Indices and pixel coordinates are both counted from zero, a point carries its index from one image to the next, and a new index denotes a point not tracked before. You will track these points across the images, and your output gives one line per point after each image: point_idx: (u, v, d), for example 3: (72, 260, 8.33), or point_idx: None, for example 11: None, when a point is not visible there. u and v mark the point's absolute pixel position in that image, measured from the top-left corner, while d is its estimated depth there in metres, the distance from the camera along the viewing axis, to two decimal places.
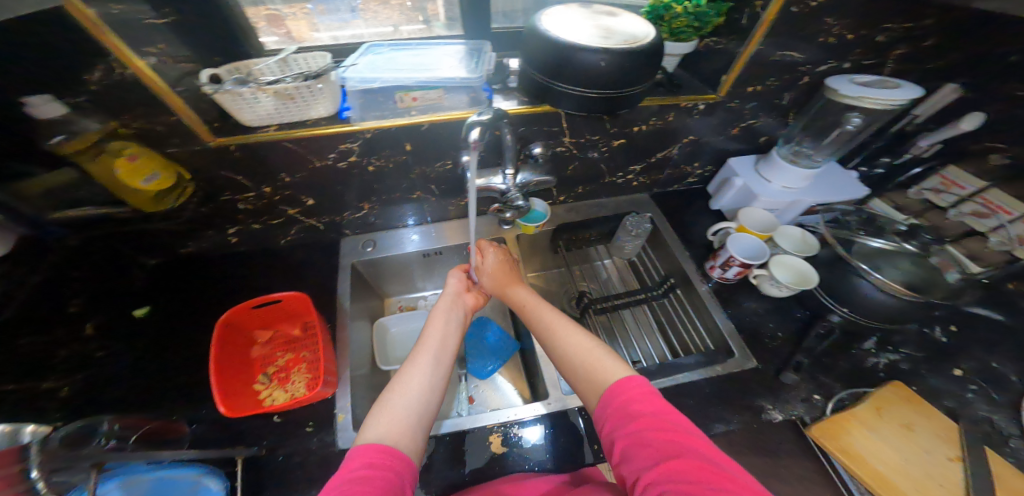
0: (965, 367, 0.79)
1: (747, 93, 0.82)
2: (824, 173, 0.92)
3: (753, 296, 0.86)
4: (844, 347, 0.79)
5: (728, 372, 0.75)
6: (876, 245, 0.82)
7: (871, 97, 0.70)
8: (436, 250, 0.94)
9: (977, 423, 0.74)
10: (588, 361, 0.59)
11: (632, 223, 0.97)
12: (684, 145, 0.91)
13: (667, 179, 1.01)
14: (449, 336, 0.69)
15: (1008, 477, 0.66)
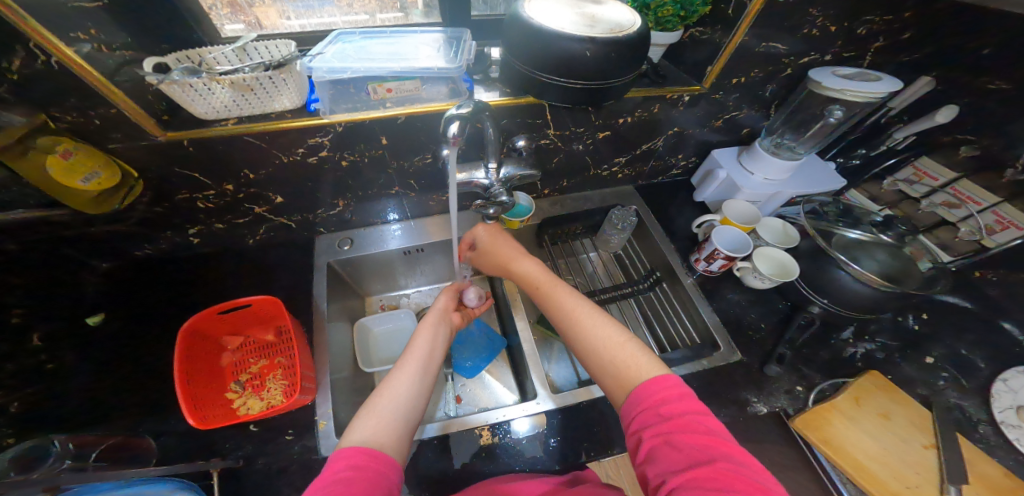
0: (936, 355, 0.80)
1: (731, 85, 0.81)
2: (805, 165, 0.93)
3: (735, 289, 0.86)
4: (824, 337, 0.80)
5: (714, 366, 0.76)
6: (853, 237, 0.83)
7: (852, 90, 0.69)
8: (417, 247, 0.91)
9: (948, 409, 0.73)
10: (617, 356, 0.57)
11: (619, 217, 0.96)
12: (668, 137, 0.89)
13: (652, 171, 0.99)
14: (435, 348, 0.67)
15: (979, 462, 0.66)
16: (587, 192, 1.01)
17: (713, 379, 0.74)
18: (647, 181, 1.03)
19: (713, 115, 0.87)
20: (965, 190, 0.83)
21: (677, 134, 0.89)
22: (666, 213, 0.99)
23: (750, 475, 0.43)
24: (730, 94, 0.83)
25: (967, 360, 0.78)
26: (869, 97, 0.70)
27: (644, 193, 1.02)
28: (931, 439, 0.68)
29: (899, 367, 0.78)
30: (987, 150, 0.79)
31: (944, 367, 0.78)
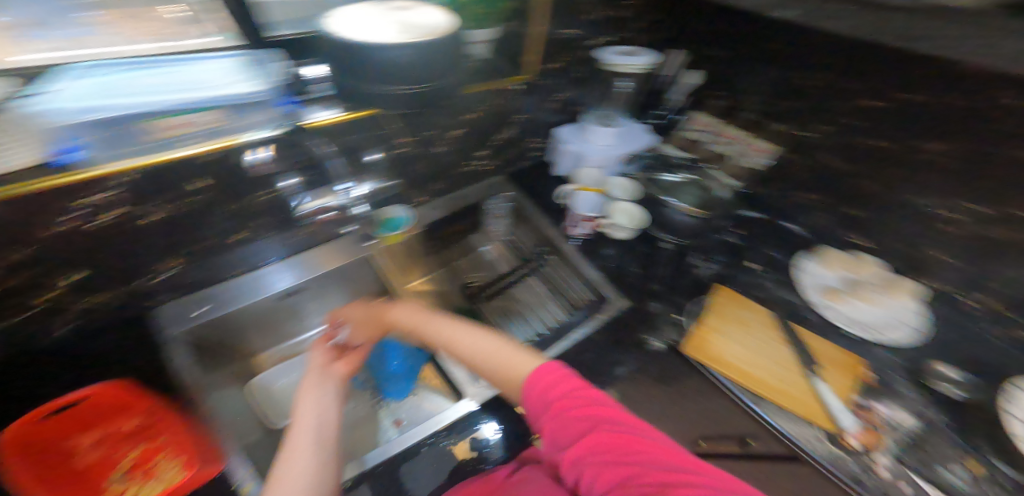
0: (754, 261, 0.97)
1: (550, 70, 0.94)
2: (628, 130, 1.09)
3: (610, 244, 0.95)
4: (682, 268, 0.92)
5: (611, 316, 0.81)
6: (673, 179, 1.00)
7: None
8: (301, 286, 0.84)
9: (781, 303, 0.90)
10: (497, 359, 0.62)
11: (493, 205, 1.01)
12: (516, 125, 0.99)
13: (513, 157, 1.06)
14: (324, 411, 0.62)
15: (809, 338, 0.84)
16: (464, 189, 1.01)
17: (608, 330, 0.82)
18: (513, 168, 1.08)
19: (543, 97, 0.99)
20: (732, 132, 1.02)
21: (521, 120, 0.99)
22: (535, 194, 1.05)
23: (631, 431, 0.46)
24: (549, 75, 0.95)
25: (783, 262, 0.97)
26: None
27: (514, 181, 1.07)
28: (779, 332, 0.85)
29: (737, 279, 0.94)
30: None
31: (770, 271, 0.95)
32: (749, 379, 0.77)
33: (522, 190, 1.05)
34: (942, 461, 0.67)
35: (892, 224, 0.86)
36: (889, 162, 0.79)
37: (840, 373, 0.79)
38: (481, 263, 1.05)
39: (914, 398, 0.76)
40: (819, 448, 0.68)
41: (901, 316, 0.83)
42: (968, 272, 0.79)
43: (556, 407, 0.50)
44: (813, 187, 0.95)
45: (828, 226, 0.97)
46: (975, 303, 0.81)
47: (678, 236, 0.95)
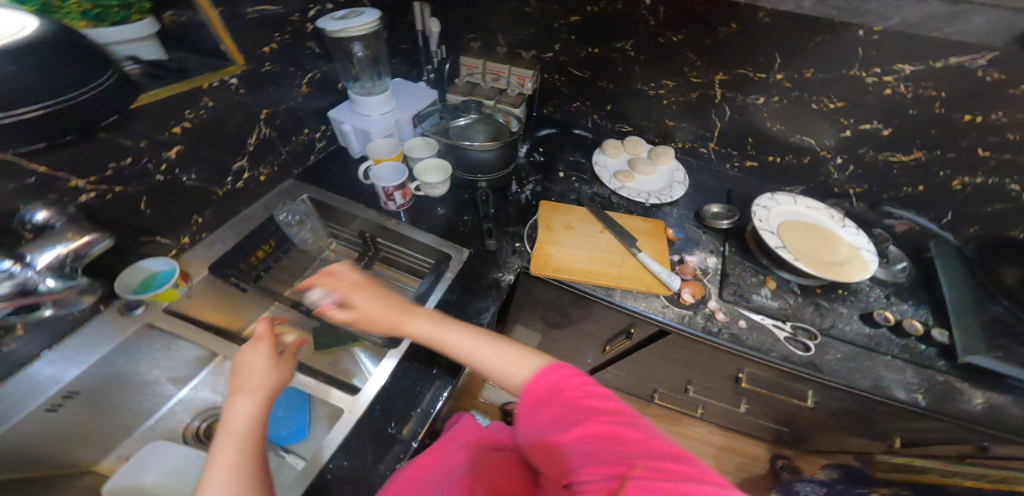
0: (564, 169, 1.05)
1: (271, 54, 0.82)
2: (401, 89, 1.01)
3: (437, 203, 0.93)
4: (503, 199, 0.95)
5: (457, 271, 0.83)
6: (462, 123, 0.97)
7: (351, 27, 0.75)
8: (72, 391, 0.70)
9: (596, 199, 0.99)
10: (497, 362, 0.59)
11: (284, 215, 0.90)
12: (267, 121, 0.87)
13: (293, 156, 0.96)
14: (245, 438, 0.54)
15: (627, 222, 0.94)
16: (246, 210, 0.89)
17: (461, 278, 0.83)
18: (301, 167, 0.99)
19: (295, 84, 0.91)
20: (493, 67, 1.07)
21: (274, 113, 0.88)
22: (332, 185, 0.96)
23: (608, 413, 0.46)
24: (293, 60, 0.88)
25: (583, 164, 1.07)
26: (371, 26, 0.78)
27: (304, 180, 0.97)
28: (602, 223, 0.93)
29: (554, 189, 0.99)
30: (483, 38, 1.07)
31: (573, 174, 1.04)
32: (595, 275, 0.84)
33: (315, 186, 0.96)
34: (748, 285, 0.90)
35: (638, 113, 1.10)
36: (614, 64, 1.01)
37: (654, 241, 0.92)
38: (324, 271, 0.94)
39: (704, 238, 0.97)
40: (672, 315, 0.85)
41: (666, 179, 1.06)
42: (695, 128, 1.09)
43: (535, 405, 0.50)
44: (577, 98, 1.11)
45: (598, 127, 1.16)
46: (706, 149, 1.12)
47: (486, 172, 0.93)
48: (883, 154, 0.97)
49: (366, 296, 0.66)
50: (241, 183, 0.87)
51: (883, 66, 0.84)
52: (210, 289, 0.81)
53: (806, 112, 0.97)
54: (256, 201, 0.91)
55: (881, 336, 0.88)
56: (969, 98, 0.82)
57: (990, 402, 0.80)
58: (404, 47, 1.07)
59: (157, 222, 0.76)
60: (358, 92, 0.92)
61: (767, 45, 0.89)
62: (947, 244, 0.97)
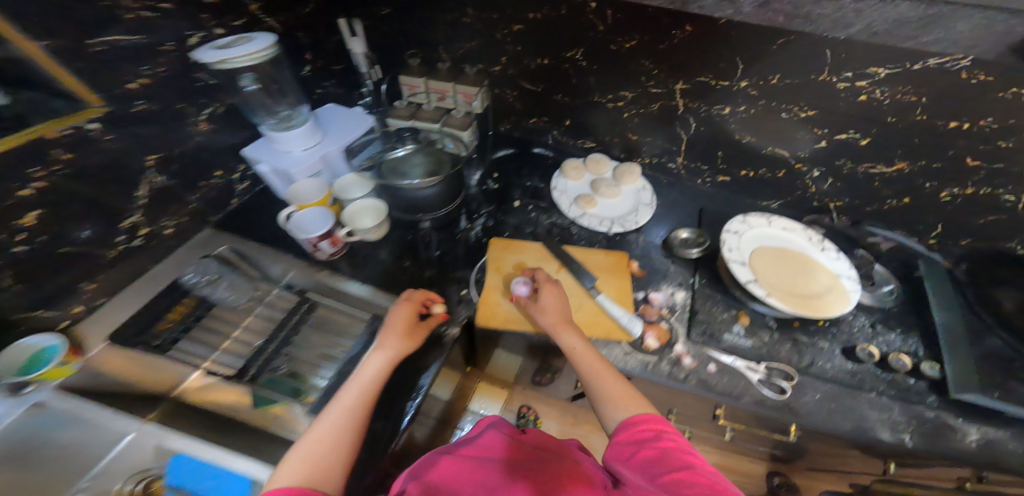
0: (519, 196, 0.95)
1: (142, 89, 0.70)
2: (328, 116, 0.89)
3: (377, 247, 0.84)
4: (449, 237, 0.86)
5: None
6: (400, 155, 0.87)
7: (239, 56, 0.64)
8: None
9: (553, 231, 0.91)
10: (614, 390, 0.63)
11: (193, 275, 0.78)
12: (159, 167, 0.76)
13: (206, 202, 0.86)
14: (350, 417, 0.56)
15: (584, 256, 0.87)
16: (153, 267, 0.78)
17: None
18: (220, 213, 0.89)
19: (204, 120, 0.82)
20: (434, 86, 0.96)
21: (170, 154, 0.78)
22: (257, 233, 0.87)
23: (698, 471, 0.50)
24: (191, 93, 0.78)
25: (541, 190, 0.98)
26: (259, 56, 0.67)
27: (226, 228, 0.87)
28: (559, 261, 0.85)
29: (507, 222, 0.90)
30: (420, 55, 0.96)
31: (529, 202, 0.95)
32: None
33: (238, 235, 0.87)
34: (718, 322, 0.83)
35: (601, 126, 1.00)
36: (567, 76, 0.91)
37: (615, 277, 0.84)
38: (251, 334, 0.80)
39: (672, 269, 0.89)
40: (633, 363, 0.77)
41: (632, 201, 0.97)
42: (660, 142, 0.99)
43: (636, 452, 0.55)
44: (532, 115, 1.01)
45: (559, 144, 1.06)
46: (675, 165, 1.03)
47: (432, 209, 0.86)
48: (863, 166, 0.88)
49: (548, 293, 0.74)
50: (140, 238, 0.77)
51: (852, 71, 0.73)
52: (113, 361, 0.69)
53: (775, 122, 0.86)
54: (167, 256, 0.80)
55: (865, 372, 0.80)
56: (952, 103, 0.71)
57: (985, 438, 0.73)
58: (336, 67, 0.98)
59: (26, 300, 0.64)
60: (277, 127, 0.81)
61: (726, 50, 0.77)
62: (936, 265, 0.89)
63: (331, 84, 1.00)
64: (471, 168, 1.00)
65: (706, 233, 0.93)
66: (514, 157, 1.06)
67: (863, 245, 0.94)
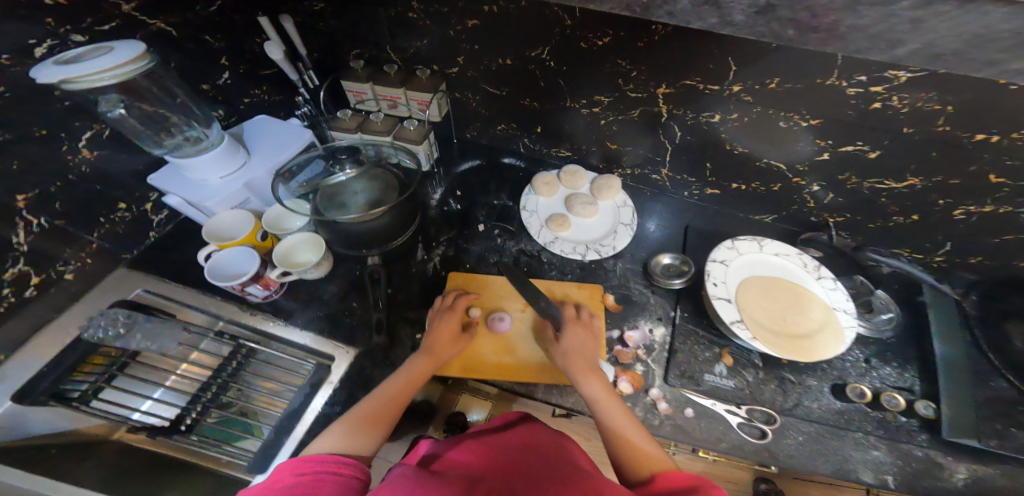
0: (485, 218, 0.90)
1: None
2: (255, 133, 0.78)
3: (326, 282, 0.79)
4: (403, 272, 0.80)
5: (341, 376, 0.69)
6: (342, 178, 0.80)
7: (109, 66, 0.52)
8: None
9: (516, 260, 0.85)
10: (625, 436, 0.58)
11: (98, 329, 0.69)
12: (38, 208, 0.63)
13: (114, 240, 0.75)
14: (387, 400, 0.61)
15: (553, 288, 0.80)
16: (58, 317, 0.68)
17: (346, 384, 0.68)
18: (137, 249, 0.79)
19: (101, 146, 0.69)
20: (383, 92, 0.90)
21: (61, 186, 0.65)
22: (185, 272, 0.79)
23: None
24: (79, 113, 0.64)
25: (511, 209, 0.92)
26: (119, 75, 0.54)
27: (146, 266, 0.78)
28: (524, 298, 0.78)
29: (470, 250, 0.85)
30: (369, 55, 0.88)
31: (495, 224, 0.89)
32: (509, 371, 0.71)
33: (163, 274, 0.78)
34: (700, 362, 0.75)
35: (578, 134, 0.91)
36: (535, 78, 0.81)
37: (587, 317, 0.78)
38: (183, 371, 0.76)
39: (652, 301, 0.81)
40: None
41: (610, 220, 0.91)
42: (642, 151, 0.89)
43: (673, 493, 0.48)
44: (501, 121, 0.95)
45: (531, 151, 1.00)
46: (659, 175, 0.93)
47: (379, 241, 0.82)
48: (870, 181, 0.75)
49: (572, 335, 0.69)
50: (33, 288, 0.65)
51: (869, 74, 0.59)
52: (27, 417, 0.61)
53: (774, 130, 0.73)
54: (74, 305, 0.70)
55: (855, 411, 0.72)
56: (980, 113, 0.58)
57: (971, 476, 0.66)
58: (267, 71, 0.89)
59: None
60: (182, 151, 0.69)
61: (716, 48, 0.64)
62: (942, 295, 0.80)
63: (265, 90, 0.91)
64: (432, 184, 0.94)
65: (690, 258, 0.86)
66: (477, 170, 0.99)
67: (864, 271, 0.85)
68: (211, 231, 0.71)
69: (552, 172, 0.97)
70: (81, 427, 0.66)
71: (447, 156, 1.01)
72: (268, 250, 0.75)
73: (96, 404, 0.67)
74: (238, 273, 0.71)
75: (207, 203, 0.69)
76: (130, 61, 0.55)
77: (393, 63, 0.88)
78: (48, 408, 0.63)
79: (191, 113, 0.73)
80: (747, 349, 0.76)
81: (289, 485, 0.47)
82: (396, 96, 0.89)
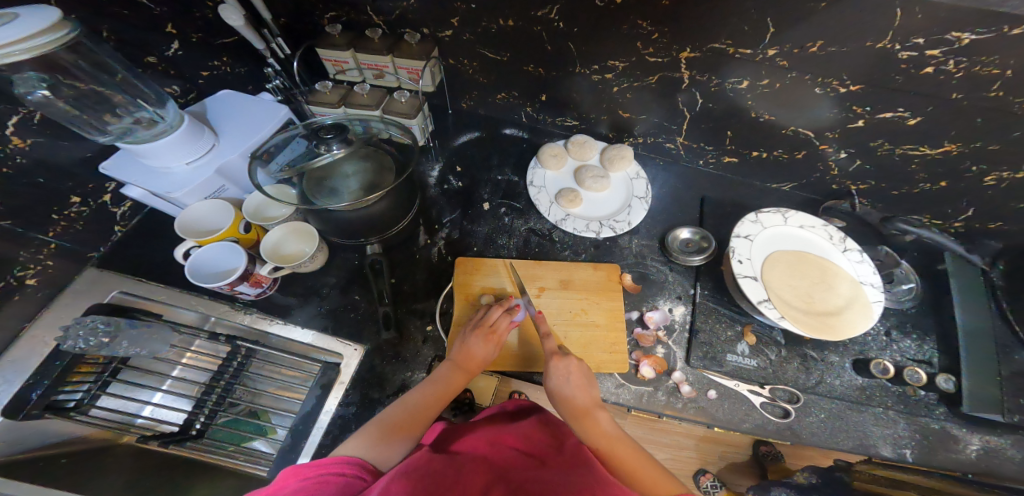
0: (489, 197, 0.84)
1: None
2: (224, 112, 0.70)
3: (323, 273, 0.74)
4: (405, 260, 0.76)
5: (352, 376, 0.66)
6: (329, 160, 0.67)
7: (23, 37, 0.44)
8: None
9: (524, 242, 0.80)
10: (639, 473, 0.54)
11: (79, 339, 0.61)
12: None
13: (77, 241, 0.67)
14: (411, 409, 0.59)
15: (570, 271, 0.76)
16: (30, 327, 0.61)
17: (358, 384, 0.65)
18: (103, 247, 0.71)
19: (45, 135, 0.60)
20: (367, 60, 0.80)
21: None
22: (163, 269, 0.72)
23: None
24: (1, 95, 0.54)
25: (516, 185, 0.86)
26: (30, 50, 0.45)
27: (117, 265, 0.71)
28: (538, 282, 0.74)
29: (476, 232, 0.80)
30: (347, 19, 0.78)
31: (501, 202, 0.84)
32: (529, 360, 0.68)
33: (139, 274, 0.71)
34: (722, 342, 0.72)
35: (585, 102, 0.84)
36: (539, 42, 0.74)
37: (605, 299, 0.74)
38: (181, 374, 0.71)
39: (670, 279, 0.77)
40: (626, 397, 0.67)
41: (623, 194, 0.85)
42: (656, 120, 0.83)
43: None
44: (500, 89, 0.87)
45: (533, 121, 0.92)
46: (673, 144, 0.87)
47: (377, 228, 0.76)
48: (904, 148, 0.69)
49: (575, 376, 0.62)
50: None
51: (927, 37, 0.53)
52: (21, 433, 0.55)
53: (804, 96, 0.67)
54: (44, 311, 0.63)
55: (876, 387, 0.70)
56: None
57: (983, 446, 0.66)
58: (226, 40, 0.78)
59: None
60: (135, 135, 0.59)
61: (752, 8, 0.58)
62: (963, 262, 0.77)
63: (227, 61, 0.80)
64: (429, 162, 0.87)
65: (710, 233, 0.81)
66: (475, 143, 0.91)
67: (886, 241, 0.81)
68: (184, 226, 0.64)
69: (559, 143, 0.90)
70: (90, 433, 0.60)
71: (441, 129, 0.93)
72: (253, 243, 0.69)
73: (96, 413, 0.61)
74: (222, 272, 0.65)
75: (177, 194, 0.62)
76: (42, 34, 0.45)
77: (374, 27, 0.78)
78: (44, 423, 0.57)
79: (139, 92, 0.63)
80: (770, 326, 0.73)
81: (295, 488, 0.42)
82: (382, 65, 0.80)
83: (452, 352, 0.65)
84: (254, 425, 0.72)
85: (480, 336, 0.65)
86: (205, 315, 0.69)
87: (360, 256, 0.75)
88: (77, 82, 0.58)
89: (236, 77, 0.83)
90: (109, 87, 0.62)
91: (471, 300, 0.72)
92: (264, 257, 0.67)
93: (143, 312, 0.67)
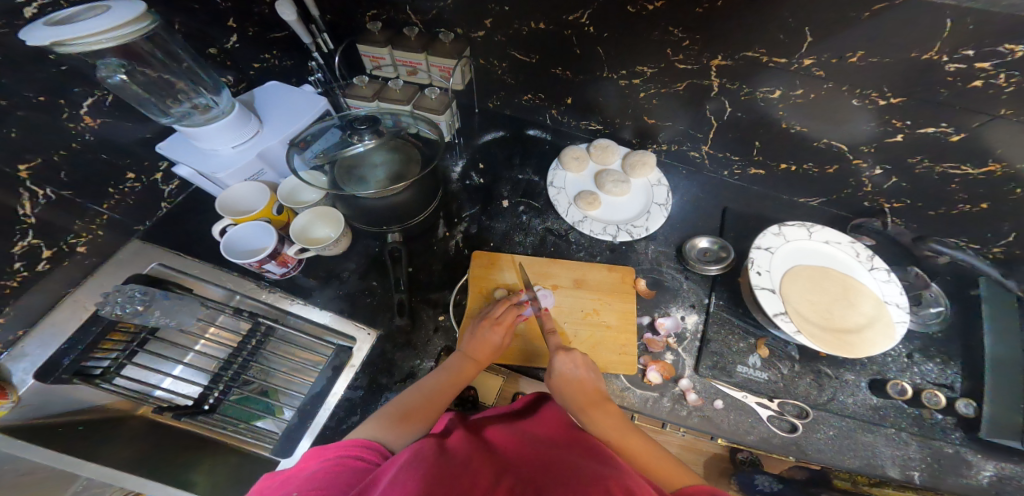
0: (508, 195, 0.86)
1: None
2: (269, 102, 0.74)
3: (345, 259, 0.77)
4: (424, 251, 0.78)
5: (364, 359, 0.68)
6: (359, 149, 0.73)
7: (112, 30, 0.48)
8: None
9: (542, 241, 0.81)
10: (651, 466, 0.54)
11: (117, 305, 0.66)
12: (45, 179, 0.60)
13: (127, 212, 0.72)
14: (427, 395, 0.60)
15: (586, 270, 0.77)
16: (73, 291, 0.65)
17: (369, 367, 0.68)
18: (148, 221, 0.76)
19: (112, 116, 0.66)
20: (403, 57, 0.84)
21: (64, 155, 0.61)
22: (197, 245, 0.76)
23: None
24: (78, 77, 0.60)
25: (536, 185, 0.87)
26: (115, 38, 0.49)
27: (160, 239, 0.75)
28: (551, 280, 0.76)
29: (494, 228, 0.82)
30: (388, 18, 0.81)
31: (520, 201, 0.85)
32: (539, 356, 0.70)
33: (176, 248, 0.75)
34: (733, 353, 0.71)
35: (611, 107, 0.85)
36: (569, 46, 0.75)
37: (618, 301, 0.75)
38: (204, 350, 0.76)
39: (685, 287, 0.77)
40: (632, 400, 0.67)
41: (643, 199, 0.86)
42: (681, 127, 0.83)
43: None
44: (529, 90, 0.89)
45: (558, 124, 0.94)
46: (698, 152, 0.87)
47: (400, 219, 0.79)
48: (944, 166, 0.68)
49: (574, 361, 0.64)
50: (47, 261, 0.63)
51: (978, 48, 0.53)
52: (53, 396, 0.60)
53: (841, 108, 0.67)
54: (86, 279, 0.67)
55: (891, 408, 0.68)
56: None
57: (998, 473, 0.63)
58: (277, 35, 0.82)
59: None
60: (191, 119, 0.64)
61: (790, 18, 0.58)
62: (998, 288, 0.74)
63: (276, 55, 0.84)
64: (453, 158, 0.90)
65: (730, 244, 0.81)
66: (499, 142, 0.94)
67: (917, 262, 0.79)
68: (224, 204, 0.68)
69: (582, 147, 0.91)
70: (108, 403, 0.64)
71: (469, 128, 0.95)
72: (283, 225, 0.72)
73: (118, 380, 0.65)
74: (254, 250, 0.68)
75: (221, 174, 0.65)
76: (128, 24, 0.50)
77: (412, 27, 0.81)
78: (69, 387, 0.61)
79: (199, 78, 0.69)
80: (785, 341, 0.72)
81: (313, 470, 0.45)
82: (417, 61, 0.83)
83: (463, 343, 0.67)
84: (265, 403, 0.76)
85: (491, 329, 0.67)
86: (231, 292, 0.73)
87: (380, 246, 0.78)
88: (148, 70, 0.65)
89: (282, 70, 0.87)
90: (176, 75, 0.68)
91: (484, 293, 0.74)
92: (292, 240, 0.70)
93: (178, 286, 0.72)
